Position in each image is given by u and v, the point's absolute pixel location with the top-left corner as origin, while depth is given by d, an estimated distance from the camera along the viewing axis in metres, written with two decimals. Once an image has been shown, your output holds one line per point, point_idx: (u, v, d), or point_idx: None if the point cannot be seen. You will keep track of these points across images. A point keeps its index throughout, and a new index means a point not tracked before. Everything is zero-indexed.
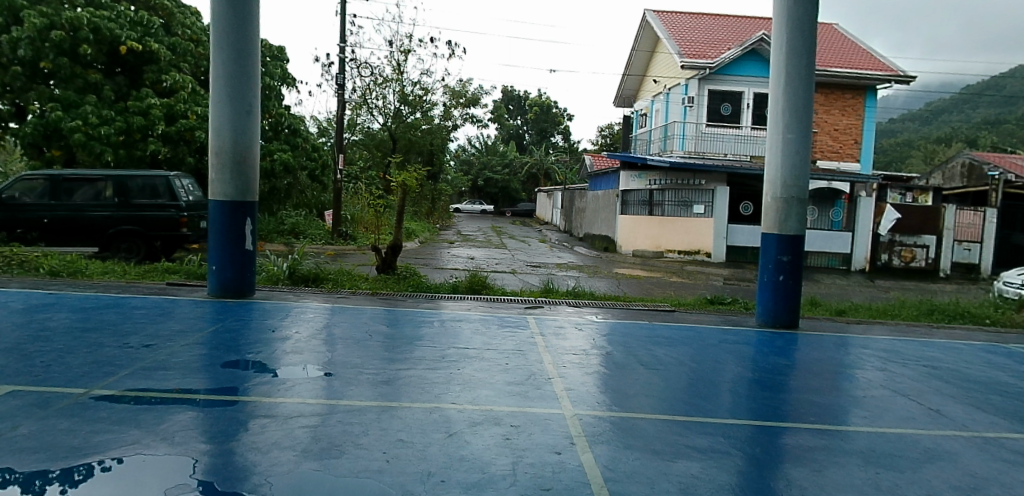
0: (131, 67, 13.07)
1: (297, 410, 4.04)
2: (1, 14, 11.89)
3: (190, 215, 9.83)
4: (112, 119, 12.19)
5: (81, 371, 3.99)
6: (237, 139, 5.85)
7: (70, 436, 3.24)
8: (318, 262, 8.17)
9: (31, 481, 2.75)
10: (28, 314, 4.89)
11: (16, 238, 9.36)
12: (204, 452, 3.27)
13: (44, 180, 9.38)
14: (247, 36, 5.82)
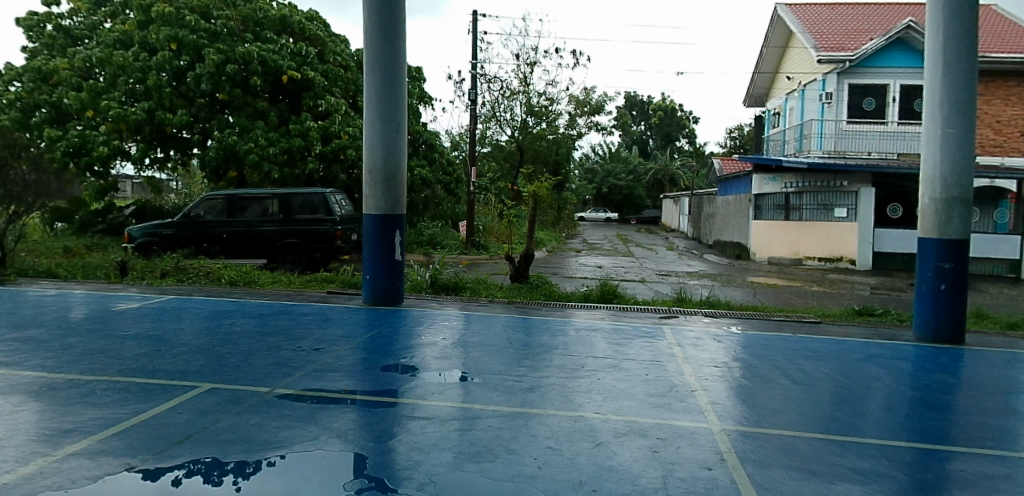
0: (292, 94, 14.16)
1: (448, 414, 4.15)
2: (186, 53, 13.08)
3: (344, 227, 10.48)
4: (278, 141, 13.19)
5: (264, 371, 4.36)
6: (387, 158, 6.20)
7: (261, 431, 3.55)
8: (456, 271, 8.46)
9: (211, 471, 2.99)
10: (217, 319, 5.45)
11: (202, 251, 10.35)
12: (368, 451, 3.44)
13: (224, 199, 10.35)
14: (395, 58, 6.13)
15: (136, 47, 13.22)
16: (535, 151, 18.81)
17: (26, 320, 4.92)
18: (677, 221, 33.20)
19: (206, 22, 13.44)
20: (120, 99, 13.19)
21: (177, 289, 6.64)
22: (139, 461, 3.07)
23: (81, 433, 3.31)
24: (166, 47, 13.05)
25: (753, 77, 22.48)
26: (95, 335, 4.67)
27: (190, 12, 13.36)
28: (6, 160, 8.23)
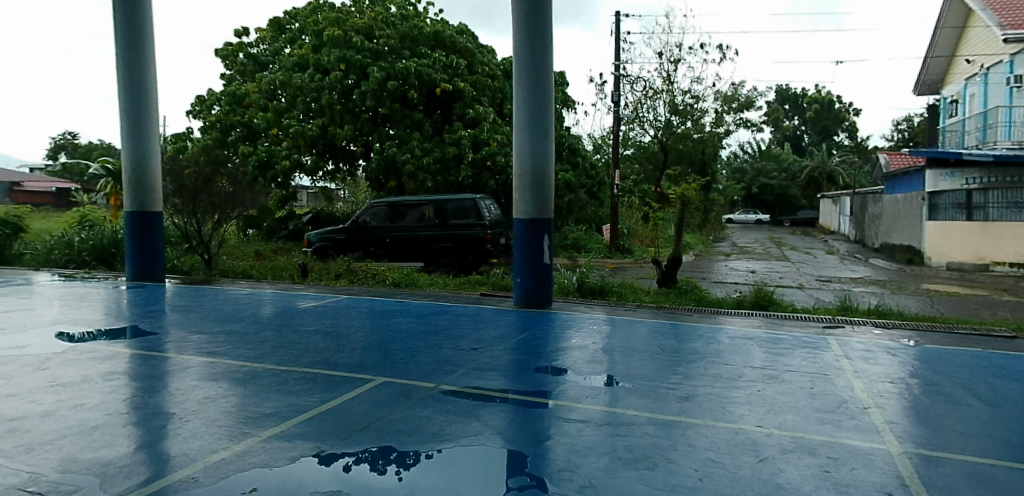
0: (444, 105, 14.71)
1: (602, 418, 4.10)
2: (352, 72, 14.10)
3: (493, 231, 10.66)
4: (431, 151, 13.84)
5: (430, 367, 4.60)
6: (536, 163, 6.32)
7: (429, 424, 3.73)
8: (602, 275, 8.46)
9: (379, 460, 3.19)
10: (384, 317, 5.86)
11: (369, 255, 11.09)
12: (525, 450, 3.48)
13: (386, 205, 11.05)
14: (543, 63, 6.24)
15: (310, 70, 14.44)
16: (678, 151, 18.28)
17: (228, 315, 5.59)
18: (837, 223, 30.49)
19: (368, 42, 14.45)
20: (299, 117, 14.60)
21: (350, 290, 7.22)
22: (328, 445, 3.36)
23: (276, 417, 3.67)
24: (336, 68, 14.10)
25: (926, 61, 20.30)
26: (285, 330, 5.19)
27: (356, 34, 14.46)
28: (209, 175, 9.35)
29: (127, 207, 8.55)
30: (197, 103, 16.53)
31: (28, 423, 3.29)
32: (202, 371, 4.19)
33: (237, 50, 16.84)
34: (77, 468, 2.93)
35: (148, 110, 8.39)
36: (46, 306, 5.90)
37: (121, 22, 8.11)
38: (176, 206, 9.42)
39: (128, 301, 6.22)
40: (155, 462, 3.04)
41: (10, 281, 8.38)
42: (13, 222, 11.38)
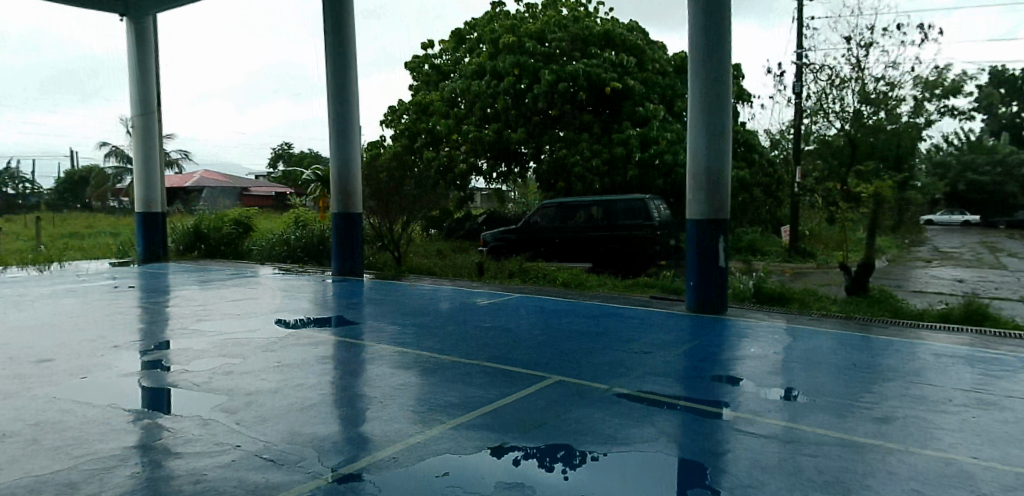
0: (616, 106, 12.35)
1: (781, 434, 3.79)
2: (523, 76, 12.46)
3: (664, 232, 9.16)
4: (600, 151, 11.56)
5: (603, 369, 4.63)
6: (710, 163, 6.16)
7: (604, 426, 3.73)
8: (780, 280, 8.01)
9: (548, 456, 3.25)
10: (556, 317, 5.98)
11: (539, 257, 10.14)
12: (699, 459, 3.32)
13: (555, 206, 10.07)
14: (721, 61, 6.09)
15: (487, 76, 13.04)
16: None
17: (414, 309, 6.02)
18: None
19: (541, 46, 12.72)
20: (476, 124, 13.15)
21: (521, 288, 7.44)
22: (510, 438, 3.49)
23: (461, 408, 3.88)
24: (509, 73, 12.58)
25: None
26: (466, 325, 5.49)
27: (529, 39, 12.80)
28: (397, 179, 10.10)
29: (334, 209, 9.41)
30: (387, 113, 15.21)
31: (262, 396, 3.75)
32: (395, 359, 4.55)
33: (422, 61, 15.31)
34: (300, 440, 3.31)
35: (351, 121, 9.23)
36: (269, 296, 6.78)
37: (330, 42, 9.05)
38: (371, 208, 10.37)
39: (332, 293, 6.96)
40: (361, 442, 3.35)
41: (244, 272, 9.75)
42: (245, 222, 13.38)
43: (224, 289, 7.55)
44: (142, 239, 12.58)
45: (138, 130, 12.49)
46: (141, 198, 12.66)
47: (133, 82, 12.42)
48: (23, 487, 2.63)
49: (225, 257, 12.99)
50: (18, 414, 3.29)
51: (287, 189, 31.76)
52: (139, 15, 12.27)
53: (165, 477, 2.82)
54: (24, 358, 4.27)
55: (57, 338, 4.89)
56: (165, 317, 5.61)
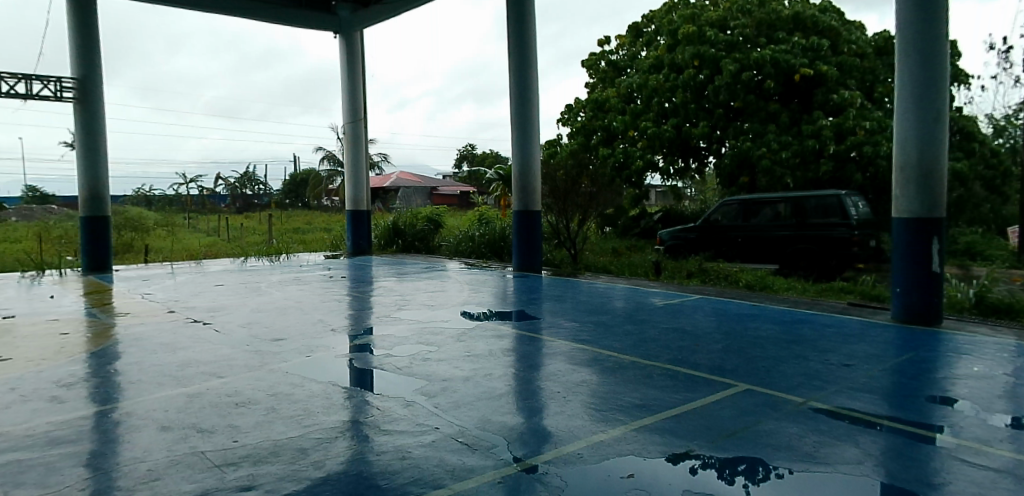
0: (806, 92, 11.33)
1: (1016, 469, 3.03)
2: (703, 70, 11.81)
3: (864, 233, 8.22)
4: (789, 144, 10.83)
5: (797, 380, 4.27)
6: (924, 151, 5.50)
7: (799, 442, 3.36)
8: (1012, 289, 6.90)
9: (725, 468, 3.00)
10: (742, 321, 5.68)
11: (721, 256, 9.67)
12: (908, 485, 2.83)
13: (738, 202, 9.49)
14: (936, 39, 5.44)
15: (665, 70, 12.56)
16: None
17: (593, 307, 6.06)
18: None
19: (723, 33, 11.86)
20: (655, 119, 12.79)
21: (701, 289, 7.16)
22: (697, 446, 3.29)
23: (645, 410, 3.77)
24: (689, 65, 11.99)
25: None
26: (646, 325, 5.39)
27: (710, 27, 11.93)
28: (575, 178, 10.09)
29: (515, 207, 9.66)
30: (565, 111, 15.02)
31: (455, 383, 3.95)
32: (577, 356, 4.58)
33: (600, 57, 15.03)
34: (491, 428, 3.44)
35: (531, 121, 9.43)
36: (457, 289, 7.22)
37: (513, 44, 9.35)
38: (550, 207, 10.41)
39: (513, 288, 7.22)
40: (546, 435, 3.39)
41: (435, 267, 10.41)
42: (436, 219, 14.17)
43: (417, 281, 8.21)
44: (350, 235, 13.81)
45: (349, 137, 13.89)
46: (350, 197, 13.91)
47: (346, 94, 13.87)
48: (267, 448, 3.02)
49: (419, 252, 13.92)
50: (259, 384, 3.80)
51: (471, 187, 33.65)
52: (348, 32, 13.73)
53: (375, 452, 3.08)
54: (264, 336, 4.97)
55: (288, 319, 5.63)
56: (373, 305, 6.23)
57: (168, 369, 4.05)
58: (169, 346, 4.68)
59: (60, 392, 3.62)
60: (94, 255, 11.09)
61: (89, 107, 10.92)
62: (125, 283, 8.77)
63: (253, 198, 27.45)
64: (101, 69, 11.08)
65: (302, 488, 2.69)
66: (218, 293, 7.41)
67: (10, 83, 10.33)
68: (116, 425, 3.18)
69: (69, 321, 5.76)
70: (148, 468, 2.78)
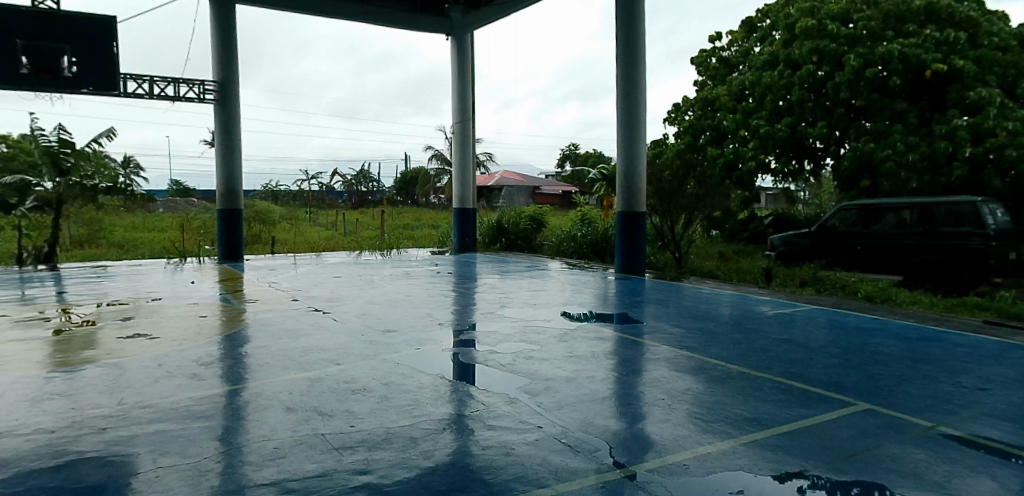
0: (937, 91, 10.53)
1: None
2: (823, 64, 11.20)
3: (1002, 244, 7.37)
4: (917, 145, 10.01)
5: (925, 403, 3.92)
6: None
7: (926, 470, 3.05)
8: None
9: (838, 491, 2.78)
10: (862, 335, 5.30)
11: (837, 264, 9.21)
12: None
13: (858, 208, 8.95)
14: None
15: (781, 66, 12.04)
16: None
17: (698, 313, 5.88)
18: None
19: (846, 27, 11.21)
20: (768, 117, 12.23)
21: (815, 299, 6.77)
22: (811, 466, 3.06)
23: (754, 424, 3.57)
24: (807, 60, 11.39)
25: None
26: (754, 335, 5.16)
27: (832, 21, 11.34)
28: (681, 178, 9.82)
29: (619, 208, 9.55)
30: (672, 109, 14.77)
31: (558, 383, 3.94)
32: (681, 362, 4.45)
33: (710, 53, 14.62)
34: (593, 430, 3.40)
35: (637, 120, 9.27)
36: (559, 289, 7.25)
37: (621, 43, 9.25)
38: (655, 209, 10.14)
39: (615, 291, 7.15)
40: (650, 442, 3.30)
41: (537, 266, 10.49)
42: (539, 219, 14.26)
43: (519, 280, 8.33)
44: (456, 232, 14.20)
45: (457, 136, 14.21)
46: (457, 195, 14.24)
47: (455, 94, 14.22)
48: (379, 435, 3.14)
49: (521, 251, 14.05)
50: (373, 373, 3.97)
51: (573, 187, 33.65)
52: (461, 32, 14.13)
53: (480, 446, 3.13)
54: (377, 326, 5.20)
55: (398, 312, 5.87)
56: (477, 301, 6.37)
57: (291, 354, 4.32)
58: (291, 332, 5.00)
59: (199, 369, 3.96)
60: (228, 244, 12.00)
61: (227, 107, 11.86)
62: (255, 272, 9.50)
63: (366, 194, 28.93)
64: (238, 71, 12.01)
65: (412, 476, 2.78)
66: (335, 284, 7.86)
67: (162, 86, 11.42)
68: (245, 404, 3.42)
69: (208, 305, 6.31)
70: (274, 446, 2.97)
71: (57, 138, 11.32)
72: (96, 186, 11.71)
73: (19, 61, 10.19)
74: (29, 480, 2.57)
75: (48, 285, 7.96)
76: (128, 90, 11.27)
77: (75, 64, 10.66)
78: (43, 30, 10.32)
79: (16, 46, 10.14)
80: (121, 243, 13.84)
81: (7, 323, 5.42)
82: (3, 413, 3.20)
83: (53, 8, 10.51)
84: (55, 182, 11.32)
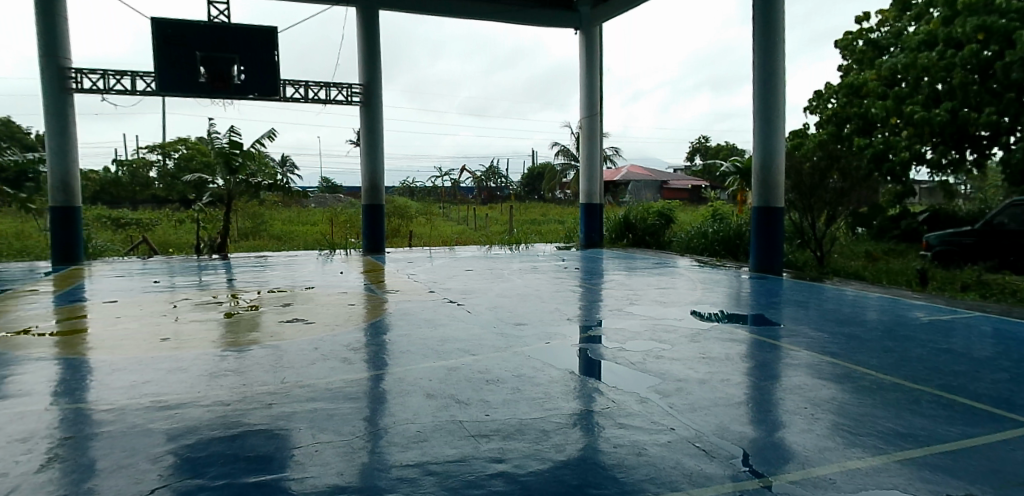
0: None
1: None
2: (992, 41, 9.96)
3: None
4: None
5: None
6: None
7: None
8: None
9: None
10: None
11: (1007, 267, 8.20)
12: None
13: None
14: None
15: (938, 46, 10.87)
16: None
17: (842, 317, 5.50)
18: None
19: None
20: (925, 103, 11.07)
21: (983, 305, 6.04)
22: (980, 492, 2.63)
23: (910, 440, 3.19)
24: (971, 39, 10.19)
25: None
26: (907, 343, 4.71)
27: None
28: (824, 170, 9.17)
29: (755, 203, 9.12)
30: (812, 98, 13.86)
31: (691, 385, 3.81)
32: (825, 370, 4.16)
33: (856, 36, 13.48)
34: (729, 436, 3.22)
35: (775, 111, 8.80)
36: (690, 289, 7.06)
37: (759, 28, 8.78)
38: (795, 204, 9.59)
39: (748, 291, 6.84)
40: (792, 453, 3.03)
41: (666, 264, 10.25)
42: (668, 214, 13.72)
43: (647, 277, 8.20)
44: (583, 227, 14.27)
45: (585, 130, 14.23)
46: (584, 190, 14.31)
47: (583, 89, 14.19)
48: (513, 426, 3.20)
49: (649, 247, 13.68)
50: (506, 364, 4.07)
51: (702, 181, 32.39)
52: (589, 26, 14.04)
53: (610, 444, 3.08)
54: (508, 319, 5.36)
55: (527, 306, 5.99)
56: (604, 298, 6.41)
57: (430, 343, 4.55)
58: (428, 322, 5.26)
59: (348, 354, 4.28)
60: (370, 237, 12.85)
61: (372, 109, 12.73)
62: (394, 264, 10.10)
63: (495, 190, 30.39)
64: (381, 74, 12.82)
65: (545, 469, 2.79)
66: (468, 277, 8.17)
67: (315, 90, 12.39)
68: (388, 388, 3.63)
69: (355, 294, 6.80)
70: (416, 429, 3.12)
71: (228, 139, 12.45)
72: (258, 183, 12.85)
73: (199, 71, 11.44)
74: (211, 445, 2.89)
75: (222, 272, 8.98)
76: (286, 95, 12.33)
77: (243, 72, 11.83)
78: (217, 43, 11.58)
79: (196, 58, 11.43)
80: (278, 235, 15.35)
81: (190, 305, 6.17)
82: (189, 384, 3.64)
83: (222, 22, 11.70)
84: (226, 180, 12.56)
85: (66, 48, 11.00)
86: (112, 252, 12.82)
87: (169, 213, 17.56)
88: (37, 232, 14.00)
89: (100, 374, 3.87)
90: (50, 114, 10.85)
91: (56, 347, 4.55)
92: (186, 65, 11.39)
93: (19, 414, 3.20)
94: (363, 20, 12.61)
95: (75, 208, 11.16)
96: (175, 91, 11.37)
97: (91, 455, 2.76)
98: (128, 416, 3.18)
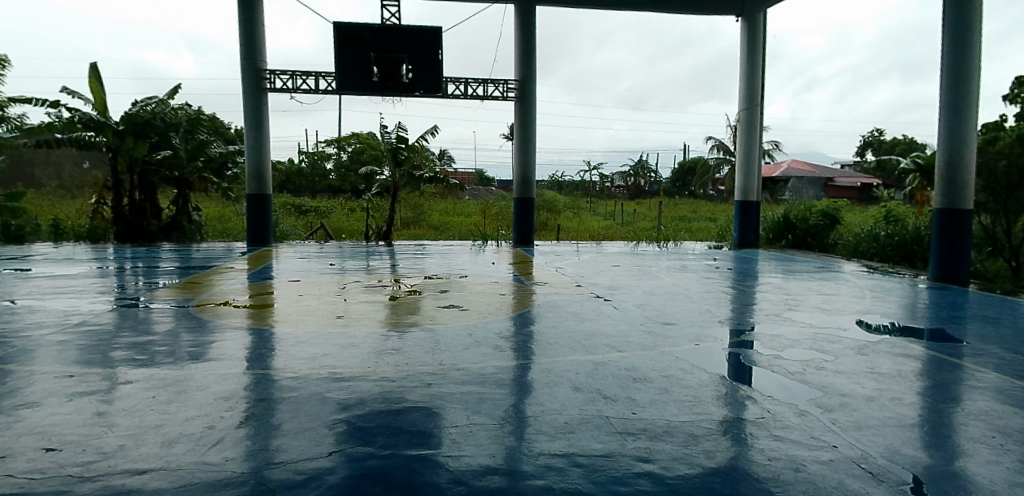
0: None
1: None
2: None
3: None
4: None
5: None
6: None
7: None
8: None
9: None
10: None
11: None
12: None
13: None
14: None
15: None
16: None
17: None
18: None
19: None
20: None
21: None
22: None
23: None
24: None
25: None
26: None
27: None
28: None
29: (937, 204, 8.20)
30: (1013, 85, 12.25)
31: (857, 401, 3.52)
32: (1017, 395, 3.62)
33: None
34: (900, 460, 2.77)
35: (966, 101, 7.81)
36: (856, 297, 6.51)
37: (950, 7, 7.84)
38: (985, 206, 8.77)
39: (926, 303, 6.20)
40: (976, 486, 2.53)
41: (829, 268, 9.53)
42: (833, 214, 12.72)
43: (807, 281, 7.70)
44: (737, 226, 13.67)
45: (743, 124, 13.53)
46: (740, 187, 13.68)
47: (743, 80, 13.48)
48: (660, 427, 3.10)
49: (811, 249, 12.79)
50: (654, 364, 4.08)
51: (874, 180, 29.36)
52: (752, 13, 13.22)
53: (765, 456, 2.79)
54: (658, 319, 5.35)
55: (676, 307, 5.90)
56: (760, 302, 6.17)
57: (576, 338, 4.67)
58: (574, 317, 5.38)
59: (499, 342, 4.53)
60: (520, 229, 13.19)
61: (526, 103, 13.07)
62: (542, 257, 10.25)
63: (643, 187, 30.72)
64: (535, 70, 13.10)
65: (695, 474, 2.60)
66: (615, 273, 8.17)
67: (474, 86, 12.88)
68: (535, 378, 3.76)
69: (505, 285, 7.05)
70: (563, 421, 3.14)
71: (395, 135, 13.30)
72: (421, 176, 13.63)
73: (372, 70, 12.35)
74: (377, 418, 3.12)
75: (386, 258, 9.74)
76: (448, 91, 12.92)
77: (410, 71, 12.54)
78: (389, 44, 12.43)
79: (370, 58, 12.36)
80: (436, 225, 16.25)
81: (359, 287, 6.74)
82: (360, 360, 4.02)
83: (396, 24, 12.52)
84: (393, 172, 13.47)
85: (262, 51, 12.25)
86: (295, 237, 14.37)
87: (341, 202, 19.28)
88: (236, 215, 16.03)
89: (286, 345, 4.37)
90: (249, 113, 12.23)
91: (250, 318, 5.22)
92: (361, 65, 12.36)
93: (222, 376, 3.69)
94: (521, 16, 12.93)
95: (266, 196, 12.55)
96: (352, 90, 12.37)
97: (278, 417, 3.10)
98: (309, 385, 3.55)
